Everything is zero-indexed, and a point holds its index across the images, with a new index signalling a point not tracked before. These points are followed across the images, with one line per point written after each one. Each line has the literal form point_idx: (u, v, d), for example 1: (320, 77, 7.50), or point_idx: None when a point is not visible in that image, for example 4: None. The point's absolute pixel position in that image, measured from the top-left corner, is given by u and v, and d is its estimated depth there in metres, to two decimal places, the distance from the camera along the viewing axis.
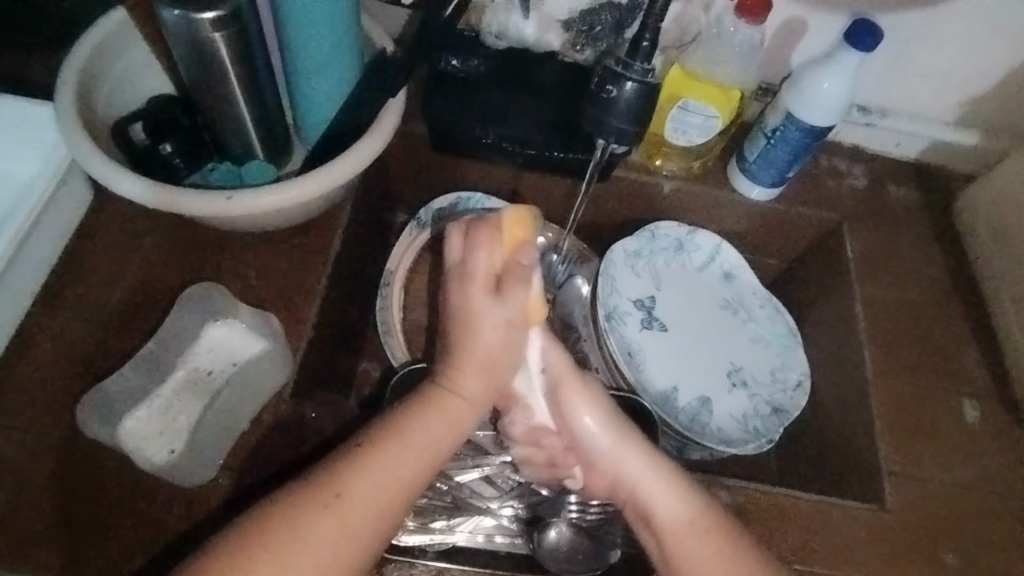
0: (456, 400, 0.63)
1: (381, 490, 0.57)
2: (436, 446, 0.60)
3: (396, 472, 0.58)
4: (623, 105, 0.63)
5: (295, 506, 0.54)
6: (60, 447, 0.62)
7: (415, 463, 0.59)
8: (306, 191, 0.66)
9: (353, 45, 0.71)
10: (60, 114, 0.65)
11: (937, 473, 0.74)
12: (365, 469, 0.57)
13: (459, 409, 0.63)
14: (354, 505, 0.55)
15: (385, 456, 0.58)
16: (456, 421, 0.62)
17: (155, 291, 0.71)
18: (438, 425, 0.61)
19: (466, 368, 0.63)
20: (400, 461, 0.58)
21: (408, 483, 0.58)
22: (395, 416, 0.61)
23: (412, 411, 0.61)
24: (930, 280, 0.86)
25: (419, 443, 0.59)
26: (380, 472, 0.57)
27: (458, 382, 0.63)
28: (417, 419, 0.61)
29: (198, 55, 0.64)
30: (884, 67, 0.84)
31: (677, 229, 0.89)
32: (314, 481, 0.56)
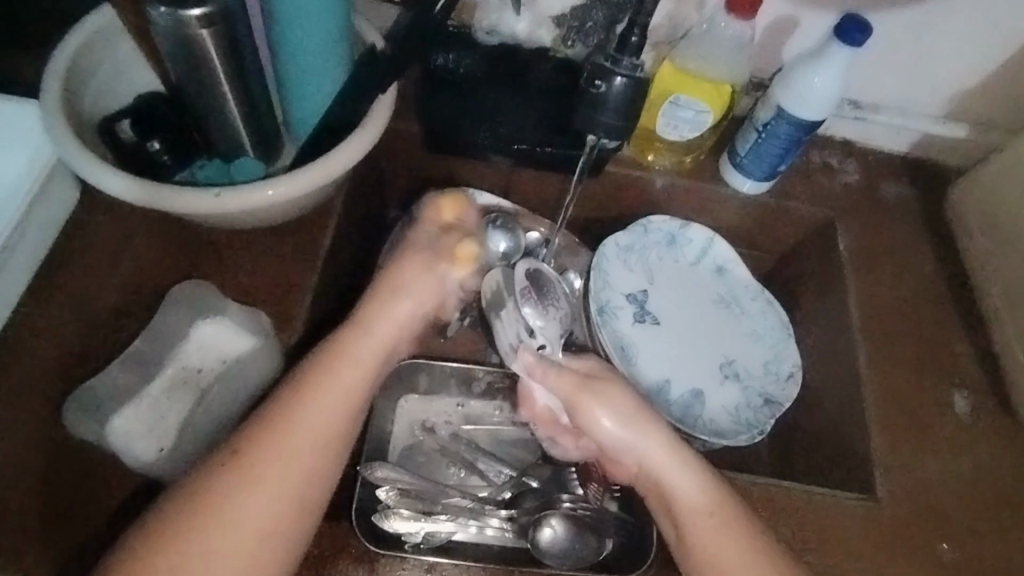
0: (364, 347, 0.63)
1: (297, 439, 0.57)
2: (357, 382, 0.61)
3: (314, 423, 0.58)
4: (613, 101, 0.63)
5: (202, 477, 0.54)
6: (46, 447, 0.62)
7: (339, 406, 0.59)
8: (296, 186, 0.66)
9: (342, 42, 0.70)
10: (46, 113, 0.65)
11: (927, 466, 0.74)
12: (280, 428, 0.57)
13: (366, 352, 0.63)
14: (261, 463, 0.55)
15: (296, 408, 0.58)
16: (360, 361, 0.62)
17: (143, 289, 0.71)
18: (353, 378, 0.61)
19: (376, 326, 0.64)
20: (314, 416, 0.58)
21: (329, 421, 0.58)
22: (306, 368, 0.60)
23: (324, 368, 0.60)
24: (920, 273, 0.86)
25: (337, 391, 0.60)
26: (294, 422, 0.57)
27: (366, 330, 0.64)
28: (329, 374, 0.60)
29: (186, 52, 0.64)
30: (877, 60, 0.83)
31: (670, 222, 0.89)
32: (219, 448, 0.57)
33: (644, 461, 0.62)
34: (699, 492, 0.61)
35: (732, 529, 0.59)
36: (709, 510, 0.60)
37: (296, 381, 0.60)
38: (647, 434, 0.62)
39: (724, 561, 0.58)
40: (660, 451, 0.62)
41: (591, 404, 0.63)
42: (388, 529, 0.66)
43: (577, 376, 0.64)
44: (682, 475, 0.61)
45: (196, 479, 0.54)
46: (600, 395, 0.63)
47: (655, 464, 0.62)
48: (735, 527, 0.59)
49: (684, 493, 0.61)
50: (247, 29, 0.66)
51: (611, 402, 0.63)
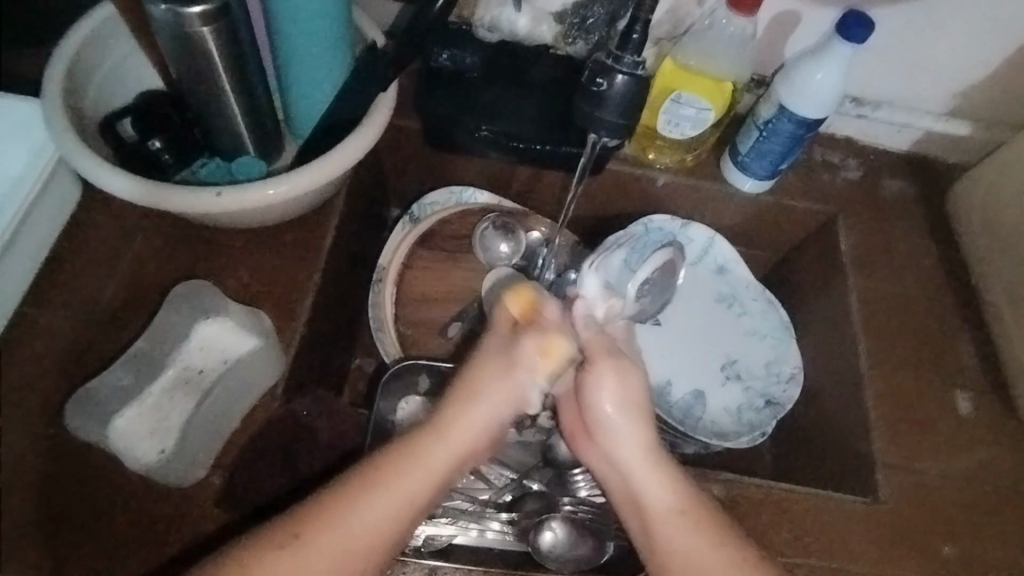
0: (445, 449, 0.60)
1: (354, 534, 0.55)
2: (429, 482, 0.58)
3: (370, 522, 0.55)
4: (614, 98, 0.63)
5: (257, 550, 0.53)
6: None
7: (399, 509, 0.56)
8: (296, 185, 0.66)
9: (343, 39, 0.70)
10: (47, 111, 0.64)
11: (930, 464, 0.74)
12: (342, 513, 0.55)
13: (448, 456, 0.59)
14: (314, 552, 0.53)
15: (360, 507, 0.55)
16: (440, 464, 0.59)
17: (143, 289, 0.71)
18: (422, 475, 0.58)
19: (468, 419, 0.60)
20: (376, 516, 0.56)
21: (390, 525, 0.56)
22: (382, 461, 0.58)
23: (397, 462, 0.58)
24: (921, 270, 0.86)
25: (410, 488, 0.57)
26: (353, 516, 0.55)
27: (454, 428, 0.60)
28: (402, 470, 0.58)
29: (186, 50, 0.64)
30: (878, 58, 0.83)
31: (671, 222, 0.89)
32: (280, 520, 0.55)
33: (618, 450, 0.62)
34: (664, 485, 0.60)
35: (699, 528, 0.59)
36: (676, 510, 0.59)
37: (365, 473, 0.57)
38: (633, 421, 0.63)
39: (679, 559, 0.58)
40: (636, 445, 0.62)
41: (589, 376, 0.63)
42: None
43: (598, 346, 0.64)
44: (654, 476, 0.61)
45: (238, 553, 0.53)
46: (617, 368, 0.64)
47: (625, 456, 0.62)
48: (700, 527, 0.59)
49: (651, 494, 0.60)
50: (247, 27, 0.66)
51: (614, 383, 0.63)
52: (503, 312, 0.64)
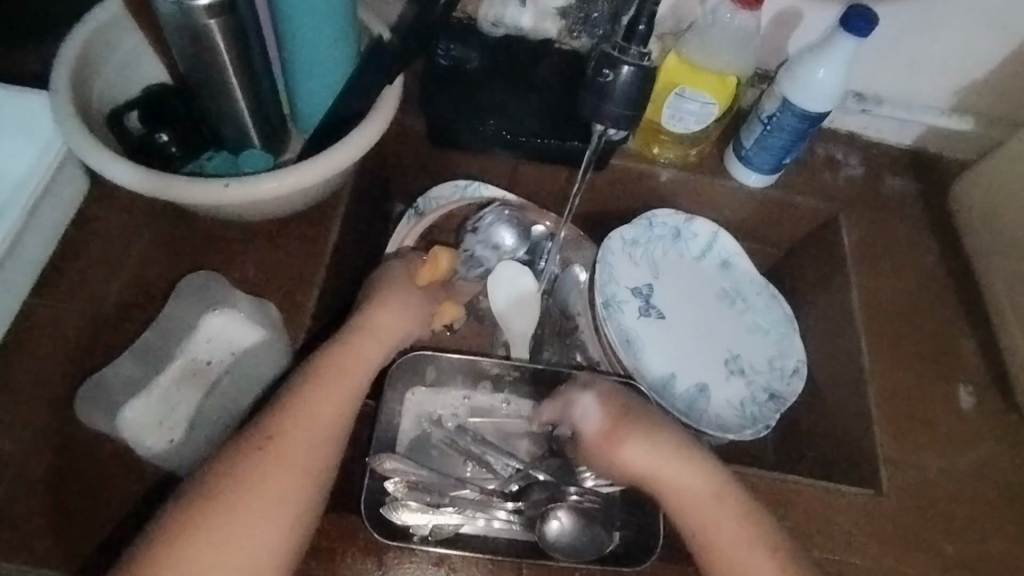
0: (373, 342, 0.66)
1: (311, 419, 0.59)
2: (365, 368, 0.64)
3: (330, 400, 0.61)
4: (619, 90, 0.63)
5: (239, 456, 0.57)
6: (55, 441, 0.63)
7: (344, 388, 0.62)
8: (302, 178, 0.66)
9: (348, 33, 0.71)
10: (55, 104, 0.65)
11: (932, 458, 0.75)
12: (297, 406, 0.59)
13: (376, 349, 0.66)
14: (287, 445, 0.58)
15: (315, 392, 0.61)
16: (371, 355, 0.66)
17: (150, 283, 0.71)
18: (357, 358, 0.64)
19: (386, 321, 0.68)
20: (332, 390, 0.61)
21: (342, 407, 0.61)
22: (318, 360, 0.63)
23: (331, 349, 0.64)
24: (924, 266, 0.86)
25: (345, 371, 0.63)
26: (311, 399, 0.60)
27: (373, 329, 0.67)
28: (338, 362, 0.63)
29: (192, 41, 0.64)
30: (882, 53, 0.83)
31: (675, 217, 0.89)
32: (250, 429, 0.59)
33: (650, 481, 0.65)
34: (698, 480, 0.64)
35: (723, 497, 0.63)
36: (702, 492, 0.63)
37: (310, 370, 0.62)
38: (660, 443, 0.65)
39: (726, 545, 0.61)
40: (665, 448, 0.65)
41: (624, 439, 0.65)
42: (395, 522, 0.66)
43: (613, 413, 0.67)
44: (684, 465, 0.65)
45: (225, 461, 0.56)
46: (638, 432, 0.66)
47: (655, 468, 0.64)
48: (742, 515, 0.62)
49: (694, 482, 0.64)
50: (253, 20, 0.66)
51: (648, 438, 0.65)
52: (406, 262, 0.75)
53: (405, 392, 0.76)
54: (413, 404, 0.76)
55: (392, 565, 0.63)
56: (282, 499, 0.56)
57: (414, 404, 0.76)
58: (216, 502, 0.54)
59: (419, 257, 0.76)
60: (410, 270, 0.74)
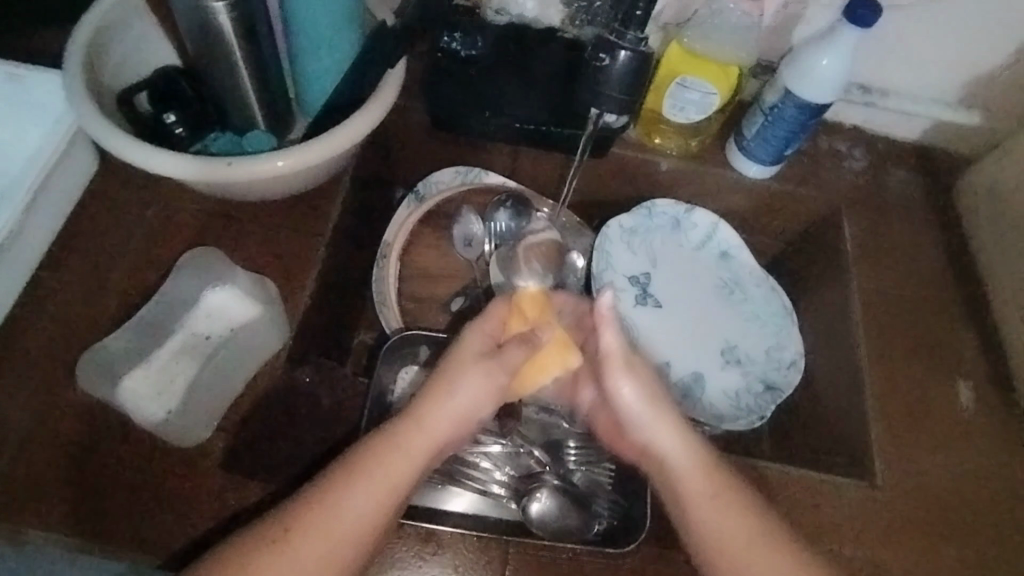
0: (421, 438, 0.58)
1: (336, 524, 0.54)
2: (418, 461, 0.57)
3: (359, 506, 0.55)
4: (617, 75, 0.64)
5: (252, 541, 0.53)
6: (59, 407, 0.65)
7: (381, 493, 0.55)
8: (305, 159, 0.68)
9: (354, 18, 0.73)
10: (68, 83, 0.67)
11: (926, 452, 0.75)
12: (323, 503, 0.54)
13: (423, 447, 0.58)
14: (302, 547, 0.53)
15: (341, 495, 0.55)
16: (415, 455, 0.57)
17: (154, 258, 0.73)
18: (403, 461, 0.57)
19: (443, 407, 0.59)
20: (367, 494, 0.55)
21: (375, 511, 0.55)
22: (363, 452, 0.57)
23: (381, 441, 0.57)
24: (926, 261, 0.86)
25: (391, 471, 0.56)
26: (340, 504, 0.55)
27: (424, 422, 0.58)
28: (385, 457, 0.57)
29: (201, 19, 0.66)
30: (887, 44, 0.83)
31: (675, 207, 0.88)
32: (273, 517, 0.55)
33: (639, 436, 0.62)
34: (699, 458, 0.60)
35: (718, 484, 0.59)
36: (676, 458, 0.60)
37: (348, 461, 0.57)
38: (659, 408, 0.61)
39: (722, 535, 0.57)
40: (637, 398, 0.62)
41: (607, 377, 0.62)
42: None
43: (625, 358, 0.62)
44: (661, 426, 0.61)
45: (241, 542, 0.54)
46: (628, 365, 0.62)
47: (639, 424, 0.61)
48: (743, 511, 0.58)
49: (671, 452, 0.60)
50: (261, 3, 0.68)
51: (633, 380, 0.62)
52: (496, 309, 0.63)
53: (399, 370, 0.73)
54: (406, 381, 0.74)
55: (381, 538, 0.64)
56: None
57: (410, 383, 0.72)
58: None
59: (505, 304, 0.63)
60: (499, 322, 0.62)
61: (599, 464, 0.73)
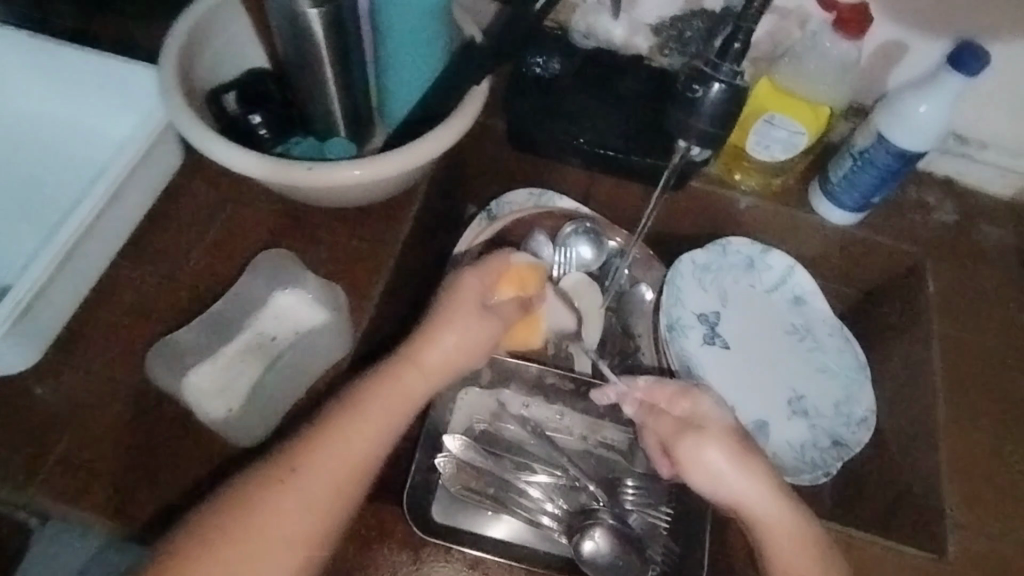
0: (417, 378, 0.61)
1: (337, 463, 0.57)
2: (415, 395, 0.61)
3: (357, 446, 0.58)
4: (708, 107, 0.61)
5: (248, 489, 0.56)
6: (125, 394, 0.66)
7: (376, 434, 0.59)
8: (383, 170, 0.68)
9: (441, 30, 0.73)
10: (162, 77, 0.68)
11: (1003, 529, 0.70)
12: (322, 441, 0.57)
13: (419, 381, 0.61)
14: (302, 485, 0.56)
15: (338, 433, 0.58)
16: (412, 391, 0.61)
17: (227, 255, 0.73)
18: (398, 401, 0.60)
19: (432, 350, 0.62)
20: (362, 434, 0.58)
21: (370, 450, 0.58)
22: (354, 391, 0.60)
23: (375, 385, 0.60)
24: (1016, 326, 0.81)
25: (387, 411, 0.59)
26: (339, 441, 0.58)
27: (419, 362, 0.61)
28: (374, 394, 0.60)
29: (295, 23, 0.66)
30: (992, 96, 0.79)
31: (750, 246, 0.86)
32: (272, 457, 0.58)
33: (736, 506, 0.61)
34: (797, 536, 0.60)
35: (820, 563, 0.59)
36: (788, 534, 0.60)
37: (341, 402, 0.59)
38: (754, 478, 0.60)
39: None
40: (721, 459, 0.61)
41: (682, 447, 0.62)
42: (433, 514, 0.67)
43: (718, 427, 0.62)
44: (755, 487, 0.60)
45: (244, 484, 0.56)
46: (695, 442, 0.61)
47: (726, 487, 0.61)
48: None
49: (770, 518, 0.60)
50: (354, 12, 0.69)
51: (711, 444, 0.61)
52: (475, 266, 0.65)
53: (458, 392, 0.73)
54: (465, 403, 0.74)
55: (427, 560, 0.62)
56: (288, 533, 0.55)
57: (466, 405, 0.74)
58: (213, 533, 0.54)
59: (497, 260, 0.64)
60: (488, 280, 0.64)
61: (655, 508, 0.70)
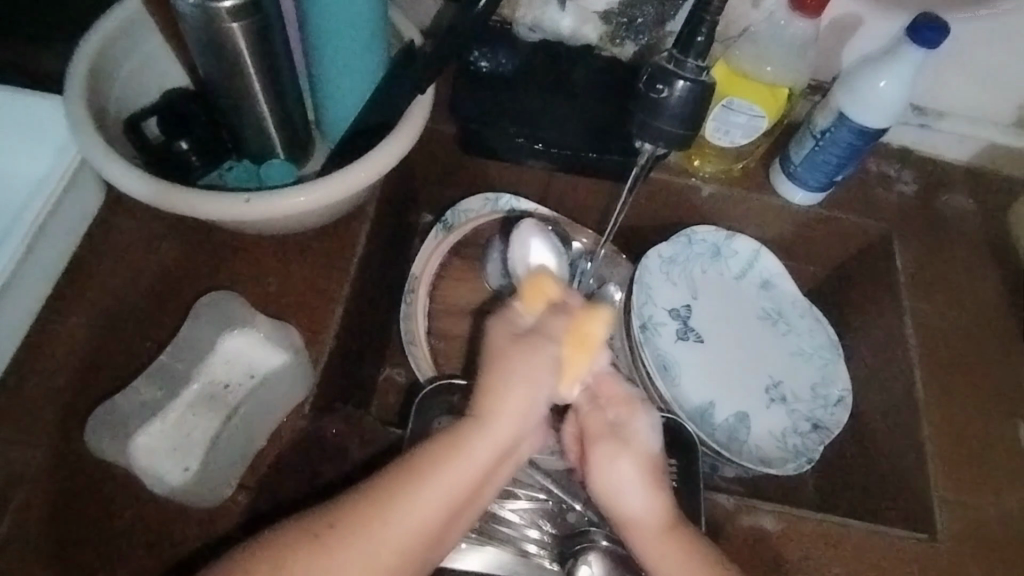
0: (481, 436, 0.53)
1: (399, 538, 0.50)
2: (486, 459, 0.53)
3: (421, 515, 0.50)
4: (672, 106, 0.58)
5: (290, 540, 0.49)
6: (64, 464, 0.59)
7: (444, 504, 0.51)
8: (327, 195, 0.62)
9: (379, 38, 0.67)
10: (69, 109, 0.61)
11: (988, 500, 0.70)
12: (399, 501, 0.50)
13: (489, 448, 0.53)
14: (344, 550, 0.49)
15: (401, 500, 0.50)
16: (479, 459, 0.53)
17: (164, 298, 0.67)
18: (468, 466, 0.52)
19: (506, 407, 0.54)
20: (438, 498, 0.51)
21: (432, 522, 0.51)
22: (436, 444, 0.53)
23: (456, 439, 0.53)
24: (982, 294, 0.81)
25: (459, 473, 0.52)
26: (408, 508, 0.50)
27: (488, 423, 0.54)
28: (445, 456, 0.52)
29: (214, 39, 0.60)
30: (949, 64, 0.78)
31: (715, 234, 0.84)
32: (309, 513, 0.51)
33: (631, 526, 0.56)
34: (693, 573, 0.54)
35: None
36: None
37: (412, 458, 0.53)
38: (652, 503, 0.55)
39: None
40: (633, 479, 0.56)
41: (616, 458, 0.57)
42: None
43: (654, 456, 0.57)
44: (648, 500, 0.56)
45: (272, 547, 0.49)
46: (609, 454, 0.57)
47: (625, 495, 0.56)
48: None
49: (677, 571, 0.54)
50: (280, 23, 0.63)
51: (628, 461, 0.56)
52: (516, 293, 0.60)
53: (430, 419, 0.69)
54: None
55: None
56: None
57: None
58: None
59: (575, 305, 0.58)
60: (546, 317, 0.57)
61: None
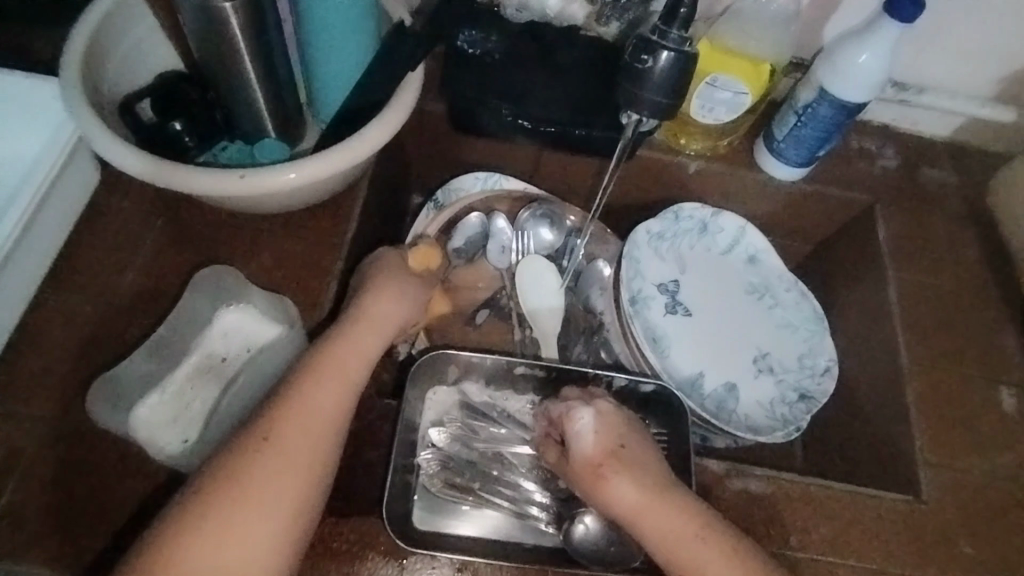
0: (372, 332, 0.63)
1: (309, 422, 0.56)
2: (355, 367, 0.60)
3: (325, 403, 0.57)
4: (657, 76, 0.60)
5: (199, 497, 0.51)
6: (66, 437, 0.61)
7: (343, 389, 0.58)
8: (319, 171, 0.63)
9: (369, 17, 0.68)
10: (65, 89, 0.62)
11: (971, 461, 0.72)
12: (299, 396, 0.57)
13: (355, 360, 0.60)
14: (255, 475, 0.52)
15: (303, 393, 0.57)
16: (348, 371, 0.59)
17: (161, 276, 0.69)
18: (359, 352, 0.61)
19: (368, 311, 0.64)
20: (333, 386, 0.58)
21: (336, 407, 0.57)
22: (317, 350, 0.60)
23: (336, 337, 0.61)
24: (964, 263, 0.83)
25: (348, 361, 0.60)
26: (308, 401, 0.57)
27: (348, 335, 0.61)
28: (314, 375, 0.58)
29: (207, 18, 0.61)
30: (927, 38, 0.80)
31: (701, 210, 0.86)
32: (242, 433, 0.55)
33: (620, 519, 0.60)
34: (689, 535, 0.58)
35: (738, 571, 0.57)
36: (697, 555, 0.57)
37: (307, 361, 0.59)
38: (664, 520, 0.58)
39: None
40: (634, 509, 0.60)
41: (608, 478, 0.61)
42: (414, 521, 0.66)
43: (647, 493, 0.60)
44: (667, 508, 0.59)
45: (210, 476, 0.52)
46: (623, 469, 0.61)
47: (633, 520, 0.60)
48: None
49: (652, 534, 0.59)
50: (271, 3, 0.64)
51: (621, 476, 0.61)
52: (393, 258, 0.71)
53: (427, 390, 0.72)
54: (434, 403, 0.72)
55: (414, 569, 0.60)
56: (252, 539, 0.51)
57: (437, 404, 0.72)
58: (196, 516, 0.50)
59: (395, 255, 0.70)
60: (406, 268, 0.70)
61: None
